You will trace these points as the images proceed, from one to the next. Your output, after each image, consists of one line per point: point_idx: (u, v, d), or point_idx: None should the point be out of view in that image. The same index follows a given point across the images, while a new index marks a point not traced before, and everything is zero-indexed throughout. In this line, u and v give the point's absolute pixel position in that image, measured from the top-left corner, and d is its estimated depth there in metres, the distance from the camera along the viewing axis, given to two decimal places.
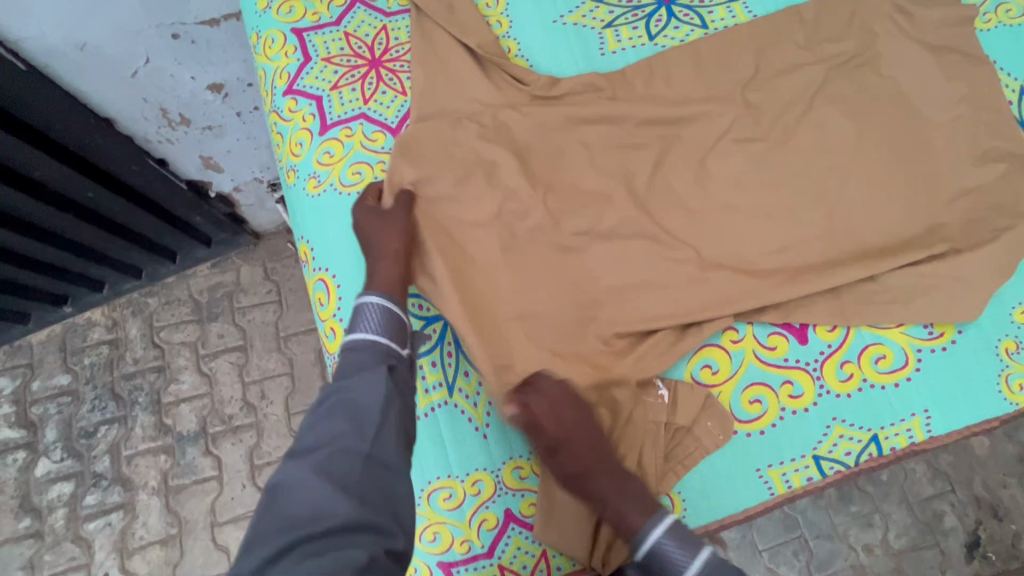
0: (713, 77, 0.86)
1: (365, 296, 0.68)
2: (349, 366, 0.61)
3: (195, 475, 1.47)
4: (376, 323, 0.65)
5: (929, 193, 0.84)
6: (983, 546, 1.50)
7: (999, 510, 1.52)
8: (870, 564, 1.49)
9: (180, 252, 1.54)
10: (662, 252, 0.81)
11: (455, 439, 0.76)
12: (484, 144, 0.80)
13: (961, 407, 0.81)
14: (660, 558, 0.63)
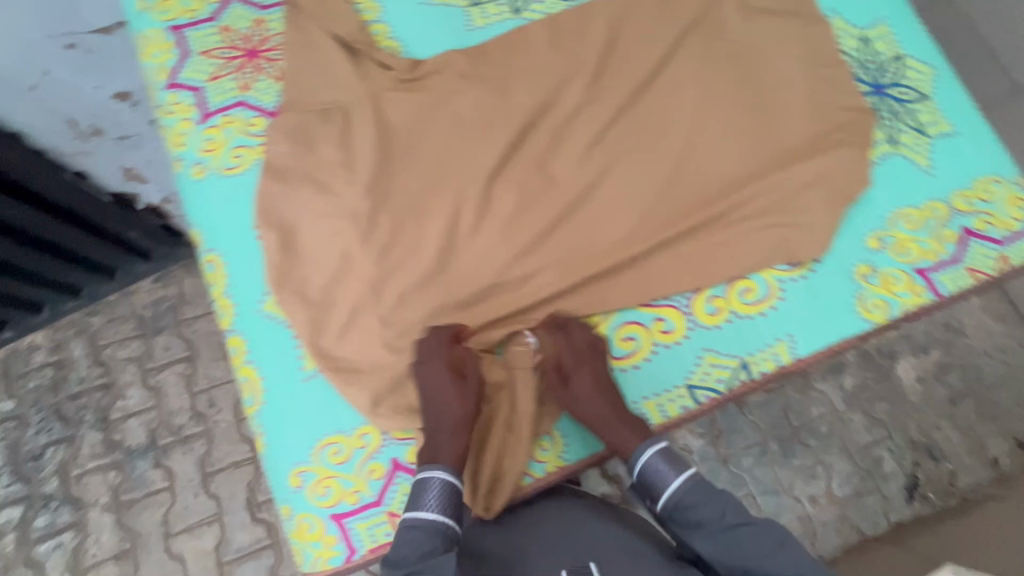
0: (569, 49, 0.93)
1: (430, 469, 0.71)
2: (413, 552, 0.65)
3: (146, 488, 1.47)
4: (437, 504, 0.69)
5: (770, 142, 0.93)
6: (922, 486, 1.51)
7: (935, 451, 1.52)
8: (816, 513, 1.49)
9: (120, 269, 1.55)
10: (528, 210, 0.86)
11: (332, 403, 0.79)
12: (356, 126, 0.87)
13: (822, 329, 0.88)
14: (650, 476, 0.75)
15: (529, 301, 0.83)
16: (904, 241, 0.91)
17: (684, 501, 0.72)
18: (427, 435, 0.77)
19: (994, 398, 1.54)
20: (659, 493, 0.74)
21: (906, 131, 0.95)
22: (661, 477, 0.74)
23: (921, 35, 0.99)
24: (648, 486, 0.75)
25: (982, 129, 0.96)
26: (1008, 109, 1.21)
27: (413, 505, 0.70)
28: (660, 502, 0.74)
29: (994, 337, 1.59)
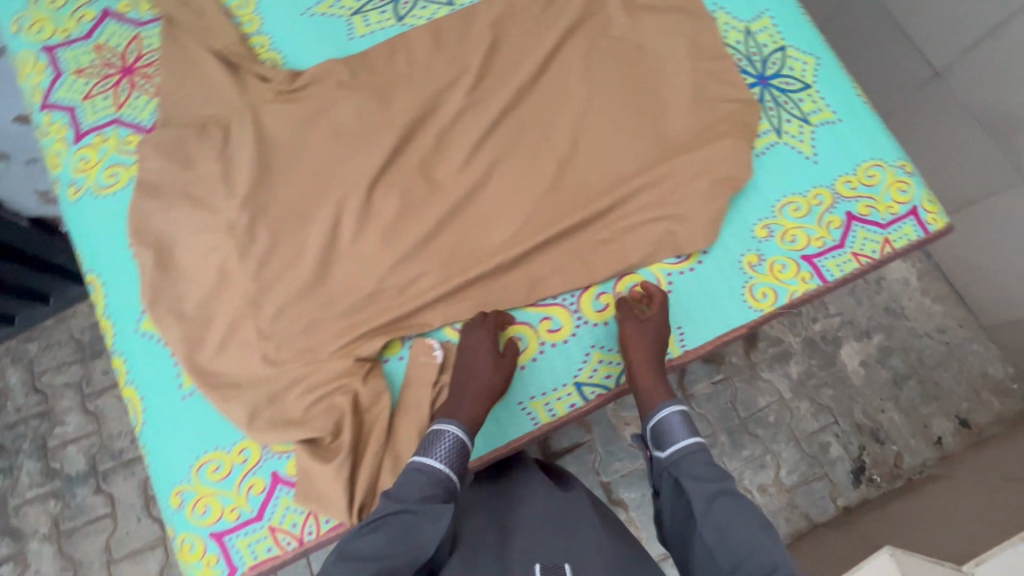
0: (451, 53, 0.94)
1: (446, 422, 0.73)
2: (415, 496, 0.67)
3: (87, 516, 1.36)
4: (445, 455, 0.71)
5: (654, 138, 0.94)
6: (868, 470, 1.46)
7: (880, 434, 1.48)
8: (765, 503, 1.44)
9: (53, 293, 1.43)
10: (410, 216, 0.87)
11: (211, 419, 0.78)
12: (234, 139, 0.87)
13: (708, 320, 0.89)
14: (661, 427, 0.78)
15: (415, 306, 0.82)
16: (791, 229, 0.92)
17: (690, 458, 0.74)
18: (307, 448, 0.76)
19: (934, 378, 1.50)
20: (666, 444, 0.77)
21: (789, 121, 0.96)
22: (672, 432, 0.77)
23: (802, 26, 1.01)
24: (663, 434, 0.78)
25: (863, 115, 0.97)
26: (927, 92, 1.38)
27: (424, 447, 0.72)
28: (665, 451, 0.76)
29: (934, 317, 1.54)
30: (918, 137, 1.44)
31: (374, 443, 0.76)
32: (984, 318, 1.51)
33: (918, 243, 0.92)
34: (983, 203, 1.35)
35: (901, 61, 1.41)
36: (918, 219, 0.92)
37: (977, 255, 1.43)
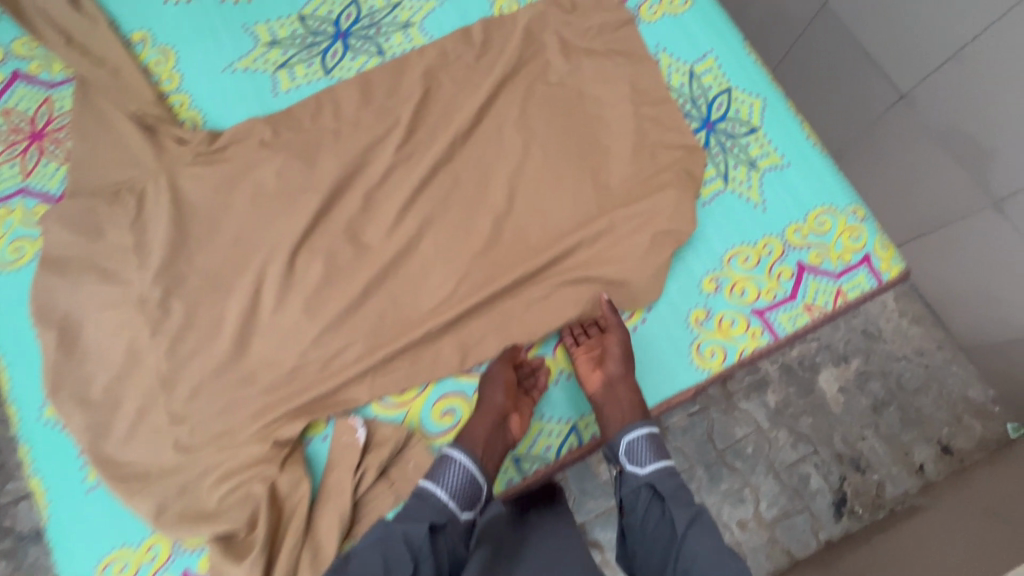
0: (380, 108, 0.89)
1: (455, 452, 0.74)
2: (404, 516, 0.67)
3: None
4: (451, 484, 0.72)
5: (595, 189, 0.90)
6: (850, 502, 1.28)
7: (861, 463, 1.29)
8: (746, 539, 1.26)
9: None
10: (334, 283, 0.82)
11: (118, 513, 0.73)
12: (147, 204, 0.82)
13: (649, 385, 0.84)
14: (637, 443, 0.78)
15: (340, 380, 0.78)
16: (739, 281, 0.87)
17: (666, 478, 0.75)
18: (218, 544, 0.70)
19: (915, 403, 1.33)
20: (642, 462, 0.77)
21: (736, 167, 0.93)
22: (649, 450, 0.78)
23: (748, 67, 0.98)
24: (630, 454, 0.78)
25: (813, 159, 0.93)
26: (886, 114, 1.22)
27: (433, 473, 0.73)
28: (643, 468, 0.77)
29: (913, 338, 1.38)
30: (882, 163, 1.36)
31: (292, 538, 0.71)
32: (963, 339, 1.35)
33: (874, 293, 0.87)
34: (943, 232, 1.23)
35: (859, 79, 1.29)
36: (871, 267, 0.88)
37: (951, 279, 1.27)
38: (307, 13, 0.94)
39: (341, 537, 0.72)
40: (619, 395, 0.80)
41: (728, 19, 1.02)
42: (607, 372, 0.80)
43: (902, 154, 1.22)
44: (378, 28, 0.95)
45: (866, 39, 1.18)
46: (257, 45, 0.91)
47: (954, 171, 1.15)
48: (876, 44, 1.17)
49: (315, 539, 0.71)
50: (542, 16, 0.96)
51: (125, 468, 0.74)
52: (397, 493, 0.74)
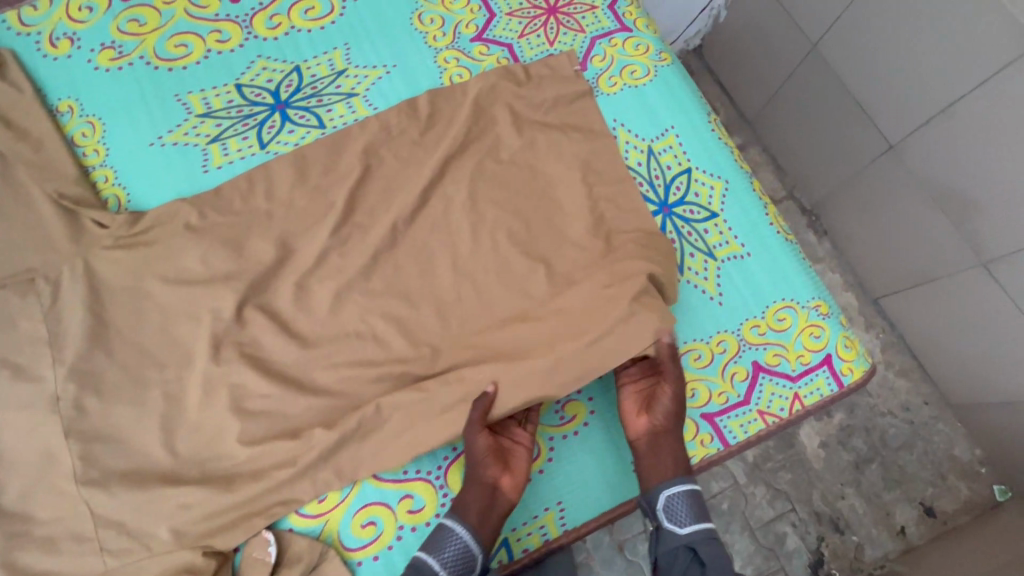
0: (316, 188, 0.85)
1: (456, 522, 0.70)
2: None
3: None
4: (448, 558, 0.68)
5: (542, 277, 0.85)
6: (827, 564, 1.35)
7: (840, 523, 1.38)
8: None
9: None
10: (252, 384, 0.76)
11: None
12: (64, 292, 0.78)
13: (586, 492, 0.81)
14: (678, 501, 0.72)
15: (254, 492, 0.72)
16: (690, 382, 0.82)
17: (708, 541, 0.70)
18: None
19: (898, 461, 1.45)
20: (683, 522, 0.71)
21: (693, 255, 0.87)
22: (689, 509, 0.72)
23: (710, 145, 0.93)
24: (669, 512, 0.72)
25: (775, 248, 0.88)
26: (885, 165, 1.42)
27: (432, 542, 0.70)
28: (683, 528, 0.71)
29: (897, 393, 1.53)
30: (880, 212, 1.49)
31: None
32: (950, 397, 1.50)
33: (835, 398, 0.83)
34: (943, 280, 1.39)
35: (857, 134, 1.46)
36: (833, 368, 0.83)
37: (939, 331, 1.46)
38: (245, 81, 0.90)
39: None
40: (662, 449, 0.76)
41: (694, 92, 0.96)
42: (652, 422, 0.77)
43: (902, 215, 1.43)
44: (319, 98, 0.90)
45: (873, 111, 1.39)
46: (189, 117, 0.87)
47: (943, 230, 1.34)
48: (876, 109, 1.38)
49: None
50: (493, 89, 0.91)
51: None
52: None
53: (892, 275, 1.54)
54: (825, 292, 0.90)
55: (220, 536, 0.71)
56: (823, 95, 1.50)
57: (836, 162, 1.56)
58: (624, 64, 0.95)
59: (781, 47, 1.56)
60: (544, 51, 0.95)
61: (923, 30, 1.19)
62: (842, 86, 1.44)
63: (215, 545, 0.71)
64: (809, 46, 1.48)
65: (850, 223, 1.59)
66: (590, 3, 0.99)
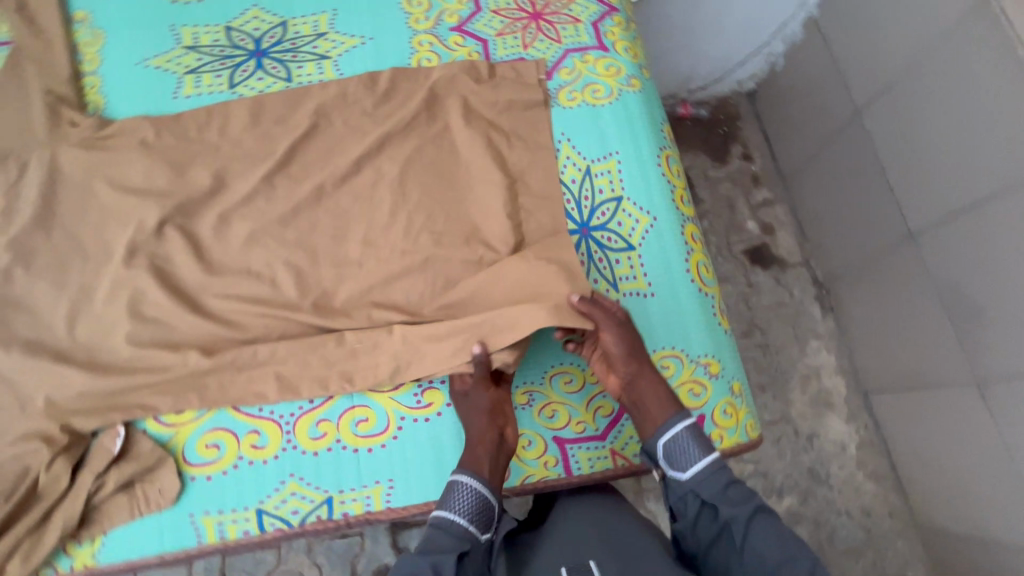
0: (266, 135, 0.91)
1: (457, 475, 0.73)
2: (429, 546, 0.67)
3: None
4: (464, 508, 0.71)
5: (442, 266, 0.87)
6: None
7: None
8: None
9: None
10: (153, 293, 0.83)
11: None
12: (27, 173, 0.88)
13: (426, 479, 0.80)
14: (677, 445, 0.74)
15: (123, 387, 0.79)
16: (553, 402, 0.84)
17: (714, 476, 0.71)
18: None
19: (840, 565, 1.35)
20: (686, 465, 0.73)
21: (596, 281, 0.86)
22: (690, 450, 0.73)
23: (651, 179, 0.91)
24: (672, 457, 0.74)
25: (682, 296, 0.86)
26: (901, 252, 1.33)
27: (442, 502, 0.72)
28: (687, 471, 0.73)
29: (862, 496, 1.41)
30: (888, 300, 1.38)
31: (30, 515, 0.74)
32: (919, 516, 1.37)
33: None
34: (930, 390, 1.29)
35: (882, 213, 1.36)
36: (701, 430, 0.82)
37: (916, 439, 1.34)
38: (235, 25, 0.97)
39: (65, 535, 0.75)
40: (640, 392, 0.78)
41: (653, 123, 0.95)
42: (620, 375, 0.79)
43: (906, 309, 1.33)
44: (295, 54, 0.96)
45: (899, 192, 1.30)
46: (176, 47, 0.96)
47: (943, 335, 1.24)
48: (904, 191, 1.29)
49: (40, 532, 0.74)
50: (452, 78, 0.94)
51: None
52: (134, 509, 0.77)
53: (888, 371, 1.41)
54: (727, 352, 0.87)
55: (82, 419, 0.77)
56: (855, 165, 1.41)
57: (854, 238, 1.47)
58: (589, 82, 0.95)
59: (825, 107, 1.47)
60: (516, 53, 0.97)
61: (974, 117, 1.11)
62: (875, 160, 1.35)
63: (73, 425, 0.77)
64: (851, 112, 1.39)
65: (855, 304, 1.48)
66: (575, 15, 0.99)
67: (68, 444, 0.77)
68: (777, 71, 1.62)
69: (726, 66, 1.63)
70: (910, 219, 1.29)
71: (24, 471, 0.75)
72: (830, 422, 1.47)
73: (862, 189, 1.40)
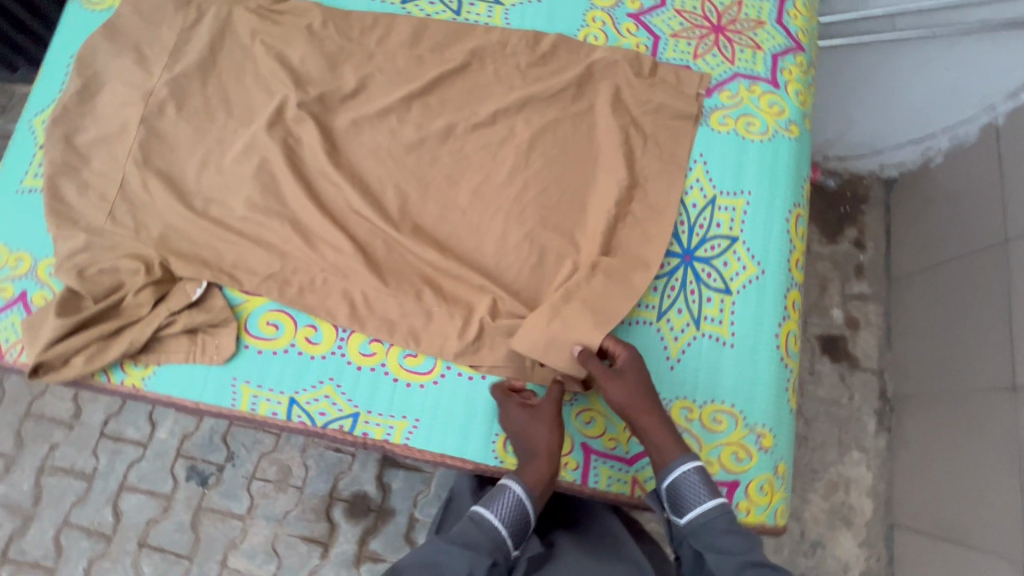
0: (420, 57, 0.93)
1: (508, 481, 0.74)
2: (457, 539, 0.68)
3: (70, 407, 1.35)
4: (507, 516, 0.71)
5: (536, 240, 0.86)
6: None
7: None
8: None
9: None
10: (272, 168, 0.87)
11: (18, 219, 0.87)
12: (202, 21, 0.93)
13: (450, 434, 0.81)
14: (680, 488, 0.72)
15: (221, 242, 0.85)
16: (594, 411, 0.82)
17: (713, 523, 0.69)
18: (67, 296, 0.80)
19: None
20: (687, 509, 0.71)
21: (680, 311, 0.83)
22: (691, 495, 0.71)
23: (773, 231, 0.86)
24: (677, 500, 0.72)
25: (760, 359, 0.82)
26: (996, 400, 1.20)
27: (485, 502, 0.72)
28: (684, 516, 0.71)
29: None
30: (957, 442, 1.27)
31: (103, 327, 0.80)
32: None
33: None
34: (965, 551, 1.18)
35: (991, 354, 1.24)
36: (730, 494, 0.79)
37: None
38: None
39: (127, 353, 0.81)
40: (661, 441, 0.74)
41: (797, 176, 0.89)
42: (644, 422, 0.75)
43: (974, 459, 1.22)
44: None
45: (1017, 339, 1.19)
46: None
47: (1004, 502, 1.13)
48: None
49: (107, 343, 0.80)
50: (613, 62, 0.92)
51: (35, 181, 0.88)
52: (190, 354, 0.82)
53: (926, 514, 1.30)
54: (784, 432, 0.82)
55: (177, 260, 0.83)
56: (979, 294, 1.29)
57: (945, 368, 1.35)
58: (746, 112, 0.90)
59: (971, 221, 1.34)
60: (684, 59, 0.93)
61: None
62: (1004, 296, 1.23)
63: (170, 264, 0.82)
64: (999, 239, 1.27)
65: (919, 433, 1.37)
66: (758, 41, 0.93)
67: (160, 279, 0.82)
68: (932, 168, 1.50)
69: (874, 145, 1.54)
70: (1018, 369, 1.17)
71: (117, 285, 0.81)
72: (842, 539, 1.38)
73: (979, 322, 1.27)
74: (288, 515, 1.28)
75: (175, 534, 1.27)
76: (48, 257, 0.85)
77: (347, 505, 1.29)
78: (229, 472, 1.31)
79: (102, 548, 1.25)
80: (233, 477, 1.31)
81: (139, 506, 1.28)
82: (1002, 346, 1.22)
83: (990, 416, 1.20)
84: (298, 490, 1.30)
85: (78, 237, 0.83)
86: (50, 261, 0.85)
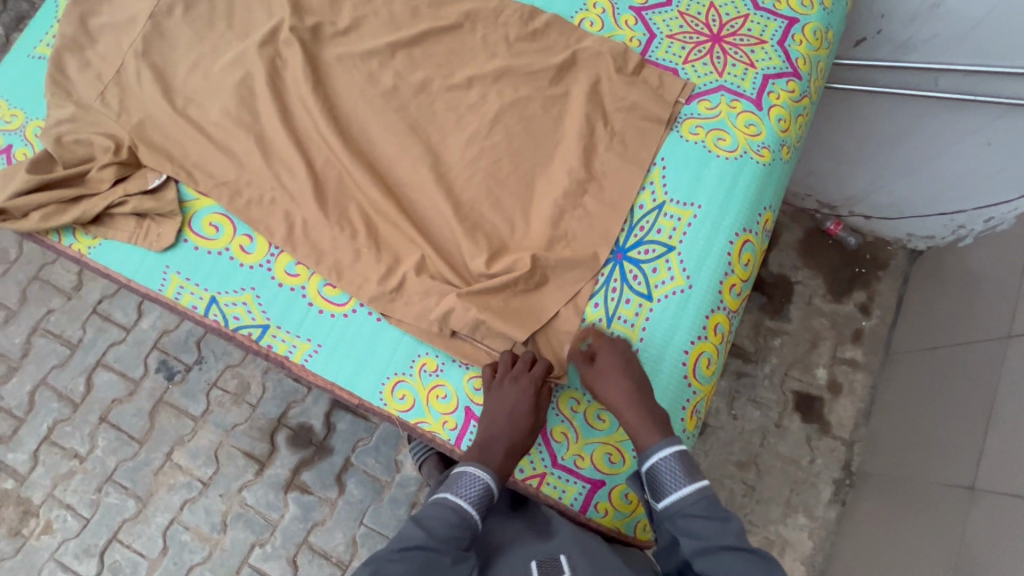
0: (416, 9, 0.95)
1: (476, 467, 0.75)
2: (443, 535, 0.69)
3: (65, 278, 1.40)
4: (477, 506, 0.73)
5: (481, 204, 0.87)
6: None
7: None
8: None
9: None
10: (252, 83, 0.92)
11: (21, 81, 0.95)
12: None
13: (346, 365, 0.84)
14: (656, 475, 0.72)
15: (191, 141, 0.90)
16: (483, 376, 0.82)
17: (691, 508, 0.69)
18: (40, 156, 0.88)
19: None
20: (663, 494, 0.71)
21: (596, 305, 0.83)
22: (668, 480, 0.71)
23: (713, 251, 0.84)
24: (653, 483, 0.72)
25: (662, 371, 0.81)
26: (951, 497, 1.08)
27: (459, 493, 0.73)
28: (662, 501, 0.71)
29: None
30: (899, 530, 1.15)
31: (63, 191, 0.87)
32: None
33: (566, 510, 0.82)
34: None
35: (963, 450, 1.11)
36: (591, 493, 0.81)
37: None
38: None
39: (79, 221, 0.88)
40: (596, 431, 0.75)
41: (755, 203, 0.86)
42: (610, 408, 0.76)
43: (910, 553, 1.10)
44: None
45: (991, 435, 1.06)
46: None
47: None
48: (998, 441, 1.04)
49: (65, 207, 0.87)
50: (600, 51, 0.91)
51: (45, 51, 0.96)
52: (133, 236, 0.88)
53: None
54: None
55: (144, 148, 0.88)
56: (969, 381, 1.17)
57: (913, 453, 1.23)
58: (720, 126, 0.88)
59: (986, 306, 1.21)
60: (672, 61, 0.92)
61: None
62: (993, 389, 1.11)
63: (137, 150, 0.88)
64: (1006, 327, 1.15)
65: (869, 515, 1.25)
66: (754, 58, 0.91)
67: (125, 161, 0.88)
68: (958, 246, 1.38)
69: (903, 211, 1.42)
70: (981, 470, 1.04)
71: (88, 158, 0.88)
72: None
73: (964, 414, 1.14)
74: (235, 428, 1.31)
75: (134, 417, 1.32)
76: (36, 120, 0.92)
77: (291, 434, 1.31)
78: (194, 374, 1.35)
79: (67, 413, 1.31)
80: (197, 380, 1.34)
81: (108, 383, 1.34)
82: (975, 442, 1.10)
83: (940, 514, 1.08)
84: (251, 408, 1.33)
85: (67, 109, 0.90)
86: (37, 123, 0.92)
